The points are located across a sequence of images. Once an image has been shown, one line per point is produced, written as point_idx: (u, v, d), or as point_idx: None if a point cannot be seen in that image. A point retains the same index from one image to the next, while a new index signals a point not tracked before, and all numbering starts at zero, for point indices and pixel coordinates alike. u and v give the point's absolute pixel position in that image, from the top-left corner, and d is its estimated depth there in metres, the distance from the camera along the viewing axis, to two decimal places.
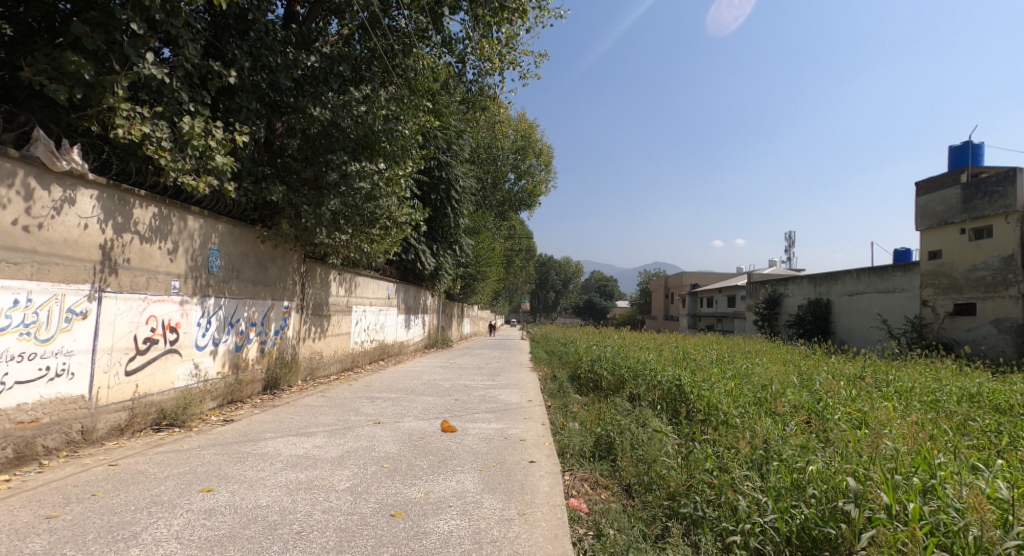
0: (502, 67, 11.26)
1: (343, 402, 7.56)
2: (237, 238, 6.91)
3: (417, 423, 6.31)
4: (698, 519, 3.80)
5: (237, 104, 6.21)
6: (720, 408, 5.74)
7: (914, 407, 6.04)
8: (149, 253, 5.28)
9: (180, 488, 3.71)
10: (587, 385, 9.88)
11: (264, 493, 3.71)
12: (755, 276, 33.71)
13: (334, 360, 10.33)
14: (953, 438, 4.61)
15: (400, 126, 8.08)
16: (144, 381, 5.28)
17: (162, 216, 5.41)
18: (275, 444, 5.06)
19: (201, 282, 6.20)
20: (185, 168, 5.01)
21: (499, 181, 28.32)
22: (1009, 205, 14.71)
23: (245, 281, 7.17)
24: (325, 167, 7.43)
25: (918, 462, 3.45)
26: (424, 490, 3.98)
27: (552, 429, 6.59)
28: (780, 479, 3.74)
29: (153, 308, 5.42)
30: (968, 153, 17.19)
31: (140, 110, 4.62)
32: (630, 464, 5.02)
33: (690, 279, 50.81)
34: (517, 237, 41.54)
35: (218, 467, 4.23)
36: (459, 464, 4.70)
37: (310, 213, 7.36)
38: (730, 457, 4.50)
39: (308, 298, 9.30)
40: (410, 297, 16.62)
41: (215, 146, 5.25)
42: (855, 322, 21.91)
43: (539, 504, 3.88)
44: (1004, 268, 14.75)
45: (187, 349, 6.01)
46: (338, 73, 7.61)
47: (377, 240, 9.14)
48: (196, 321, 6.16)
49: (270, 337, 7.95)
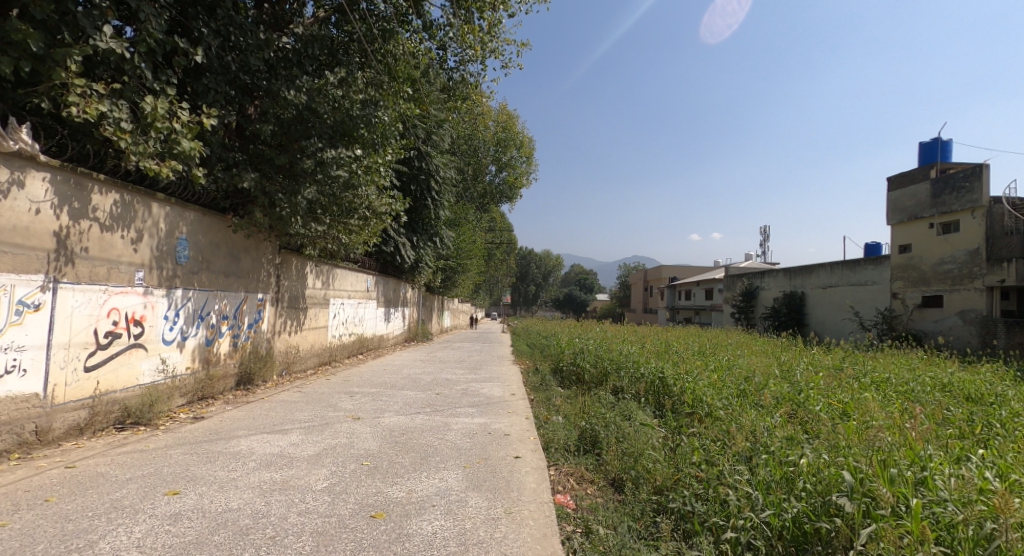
0: (484, 55, 11.02)
1: (321, 397, 7.32)
2: (207, 227, 6.59)
3: (398, 419, 6.14)
4: (687, 513, 3.72)
5: (204, 86, 5.82)
6: (704, 401, 5.70)
7: (892, 397, 6.12)
8: (110, 243, 4.98)
9: (143, 492, 3.47)
10: (570, 378, 9.80)
11: (235, 495, 3.50)
12: (733, 269, 34.19)
13: (311, 354, 10.05)
14: (934, 427, 4.64)
15: (378, 112, 7.83)
16: (106, 378, 4.98)
17: (123, 203, 5.09)
18: (249, 442, 4.83)
19: (168, 273, 5.89)
20: (148, 152, 4.70)
21: (479, 174, 28.04)
22: (975, 200, 15.12)
23: (215, 272, 6.86)
24: (301, 154, 7.11)
25: (909, 455, 3.40)
26: (407, 488, 3.82)
27: (536, 423, 6.49)
28: (769, 473, 3.68)
29: (115, 300, 5.11)
30: (937, 150, 17.61)
31: (97, 88, 4.31)
32: (616, 458, 4.95)
33: (669, 272, 51.25)
34: (498, 230, 41.43)
35: (186, 468, 4.00)
36: (442, 461, 4.54)
37: (285, 202, 7.02)
38: (718, 450, 4.43)
39: (283, 290, 8.99)
40: (389, 289, 16.31)
41: (181, 129, 4.95)
42: (828, 313, 22.35)
43: (526, 501, 3.76)
44: (970, 261, 15.18)
45: (152, 344, 5.71)
46: (312, 55, 7.26)
47: (356, 231, 8.87)
48: (163, 314, 5.86)
49: (243, 331, 7.64)
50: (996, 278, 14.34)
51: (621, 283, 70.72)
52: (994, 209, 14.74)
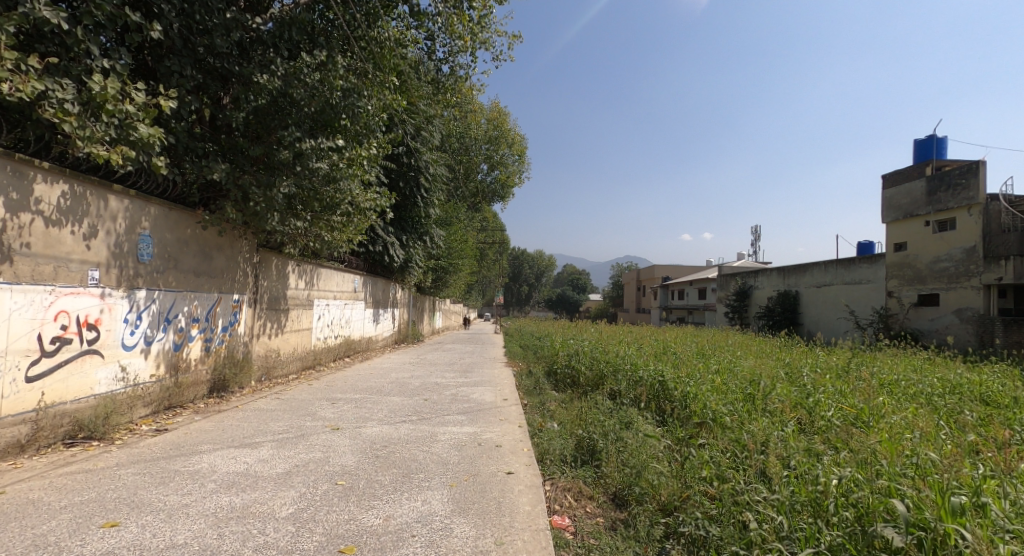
0: (474, 47, 10.56)
1: (300, 405, 6.84)
2: (174, 223, 6.11)
3: (381, 428, 5.68)
4: (700, 539, 3.29)
5: (167, 69, 5.40)
6: (708, 406, 5.30)
7: (904, 402, 5.75)
8: (57, 238, 4.51)
9: (75, 524, 3.04)
10: (564, 381, 9.38)
11: (182, 526, 3.07)
12: (727, 268, 33.91)
13: (294, 357, 9.55)
14: (958, 436, 4.25)
15: (361, 102, 7.37)
16: (52, 388, 4.49)
17: (74, 195, 4.62)
18: (212, 459, 4.36)
19: (129, 272, 5.41)
20: (97, 137, 4.24)
21: (471, 172, 27.59)
22: (971, 198, 14.88)
23: (184, 272, 6.38)
24: (277, 145, 6.66)
25: (955, 474, 2.98)
26: (384, 514, 3.38)
27: (530, 431, 6.05)
28: (793, 495, 3.24)
29: (63, 302, 4.62)
30: (932, 147, 17.44)
31: (34, 64, 3.85)
32: (616, 470, 4.52)
33: (662, 271, 50.96)
34: (490, 229, 40.94)
35: (133, 491, 3.54)
36: (426, 479, 4.10)
37: (260, 196, 6.56)
38: (731, 464, 4.02)
39: (261, 291, 8.48)
40: (377, 290, 15.81)
41: (137, 113, 4.50)
42: (822, 313, 22.06)
43: (519, 528, 3.33)
44: (967, 260, 14.93)
45: (110, 349, 5.22)
46: (289, 39, 6.79)
47: (339, 228, 8.41)
48: (123, 317, 5.36)
49: (216, 335, 7.13)
50: (993, 276, 14.09)
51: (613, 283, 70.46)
52: (991, 207, 14.54)
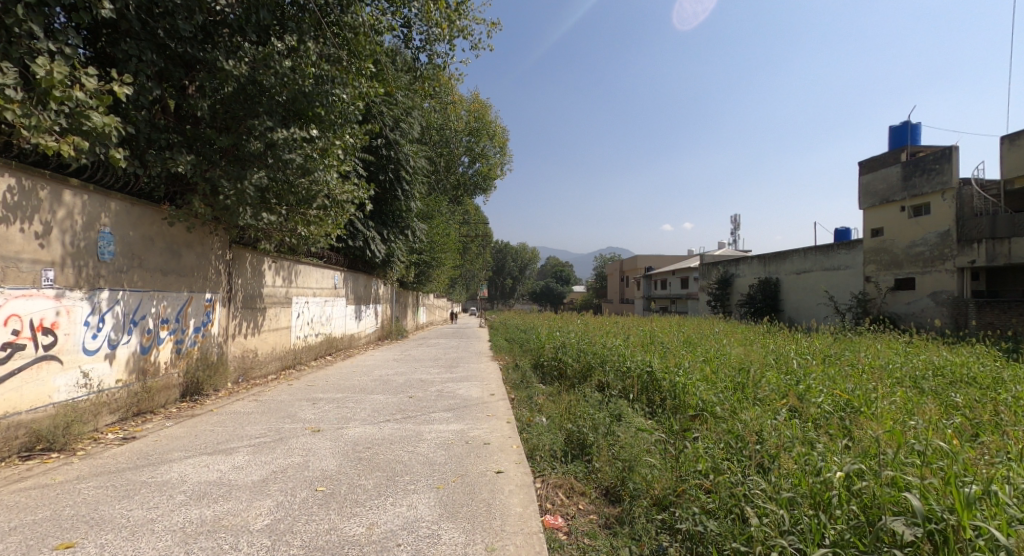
0: (451, 34, 10.23)
1: (279, 406, 6.59)
2: (137, 219, 5.77)
3: (364, 429, 5.46)
4: (697, 535, 3.14)
5: (123, 52, 5.10)
6: (699, 397, 5.17)
7: (891, 385, 5.71)
8: (6, 236, 4.20)
9: (26, 546, 2.80)
10: (551, 373, 9.27)
11: (146, 544, 2.84)
12: (709, 257, 34.15)
13: (271, 357, 9.22)
14: (952, 420, 4.18)
15: (336, 89, 7.08)
16: (5, 398, 4.19)
17: (22, 189, 4.32)
18: (183, 467, 4.11)
19: (89, 272, 5.08)
20: (45, 126, 3.94)
21: (452, 165, 27.28)
22: (945, 182, 15.07)
23: (151, 270, 6.04)
24: (247, 135, 6.35)
25: (961, 462, 2.89)
26: (367, 522, 3.18)
27: (519, 426, 5.90)
28: (794, 488, 3.12)
29: (15, 306, 4.31)
30: (907, 133, 17.65)
31: None
32: (607, 464, 4.37)
33: (644, 262, 51.17)
34: (472, 223, 40.52)
35: (93, 507, 3.29)
36: (411, 481, 3.91)
37: (230, 190, 6.22)
38: (724, 454, 3.87)
39: (235, 289, 8.15)
40: (359, 285, 15.47)
41: (90, 101, 4.16)
42: (802, 299, 22.28)
43: (510, 533, 3.17)
44: (941, 243, 15.16)
45: (70, 354, 4.89)
46: (257, 22, 6.32)
47: (315, 222, 8.03)
48: (83, 319, 5.02)
49: (187, 336, 6.78)
50: (967, 259, 14.33)
51: (598, 275, 71.01)
52: (964, 191, 14.70)
